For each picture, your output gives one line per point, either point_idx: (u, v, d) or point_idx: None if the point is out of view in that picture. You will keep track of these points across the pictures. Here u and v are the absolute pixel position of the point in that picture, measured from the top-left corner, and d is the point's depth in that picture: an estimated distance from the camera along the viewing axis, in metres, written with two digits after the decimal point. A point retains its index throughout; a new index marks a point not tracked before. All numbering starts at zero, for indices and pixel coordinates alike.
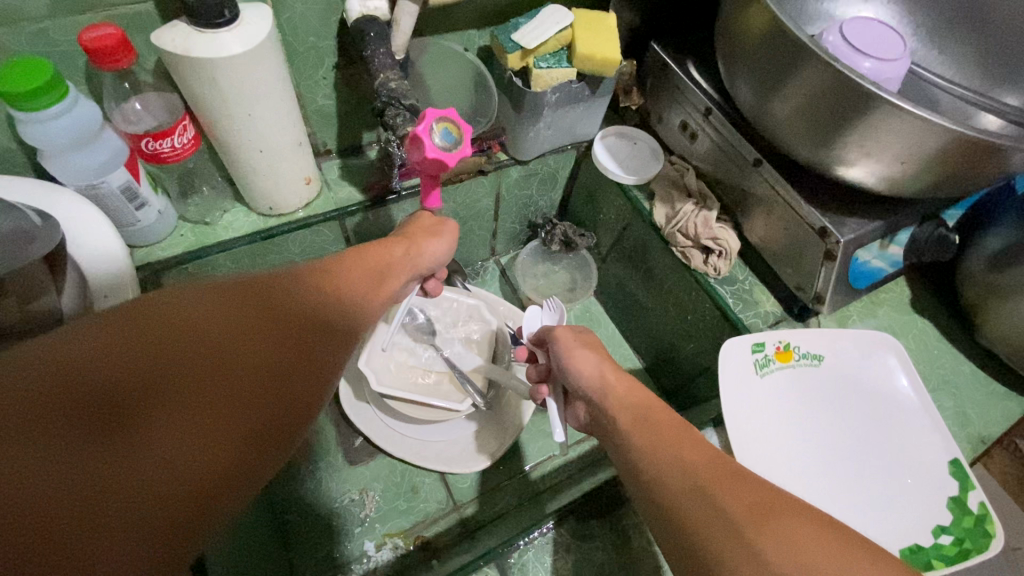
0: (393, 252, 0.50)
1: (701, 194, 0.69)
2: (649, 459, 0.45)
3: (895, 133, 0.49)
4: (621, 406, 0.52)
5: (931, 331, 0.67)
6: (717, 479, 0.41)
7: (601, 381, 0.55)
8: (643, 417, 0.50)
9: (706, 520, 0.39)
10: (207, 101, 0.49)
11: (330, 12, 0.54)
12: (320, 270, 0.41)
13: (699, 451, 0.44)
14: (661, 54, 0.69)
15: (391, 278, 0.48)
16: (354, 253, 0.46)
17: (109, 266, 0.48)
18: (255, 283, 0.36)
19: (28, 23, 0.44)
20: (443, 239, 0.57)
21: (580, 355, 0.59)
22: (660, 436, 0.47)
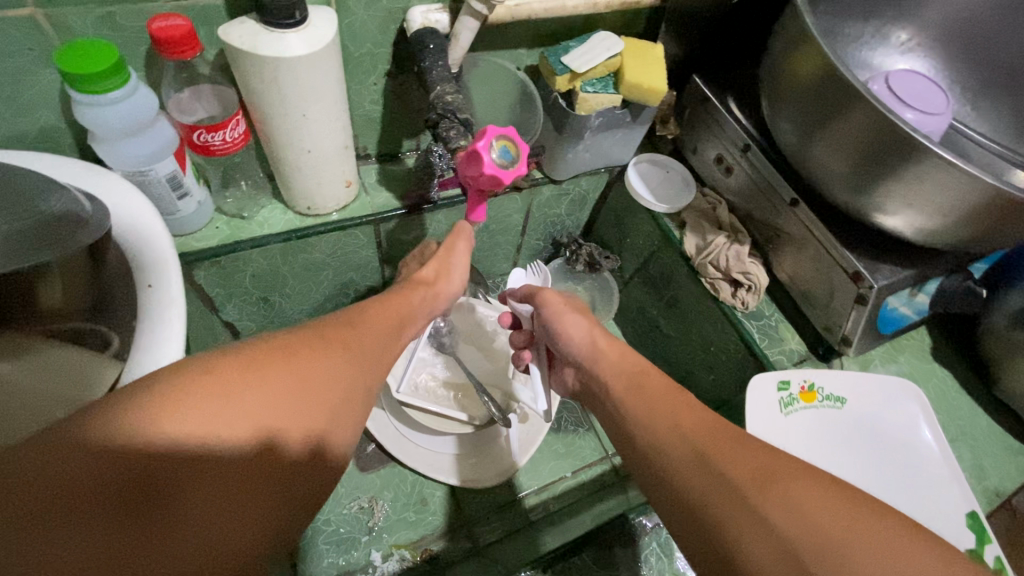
0: (406, 299, 0.51)
1: (733, 228, 0.70)
2: (643, 427, 0.47)
3: (936, 185, 0.50)
4: (613, 371, 0.54)
5: (950, 381, 0.67)
6: (714, 439, 0.42)
7: (591, 349, 0.57)
8: (638, 383, 0.51)
9: (709, 486, 0.39)
10: (265, 99, 0.49)
11: (390, 21, 0.55)
12: (333, 326, 0.41)
13: (695, 417, 0.45)
14: (703, 87, 0.70)
15: (403, 327, 0.48)
16: (369, 305, 0.47)
17: (137, 229, 0.46)
18: (273, 345, 0.36)
19: (97, 7, 0.44)
20: (458, 270, 0.59)
21: (570, 321, 0.60)
22: (656, 401, 0.48)
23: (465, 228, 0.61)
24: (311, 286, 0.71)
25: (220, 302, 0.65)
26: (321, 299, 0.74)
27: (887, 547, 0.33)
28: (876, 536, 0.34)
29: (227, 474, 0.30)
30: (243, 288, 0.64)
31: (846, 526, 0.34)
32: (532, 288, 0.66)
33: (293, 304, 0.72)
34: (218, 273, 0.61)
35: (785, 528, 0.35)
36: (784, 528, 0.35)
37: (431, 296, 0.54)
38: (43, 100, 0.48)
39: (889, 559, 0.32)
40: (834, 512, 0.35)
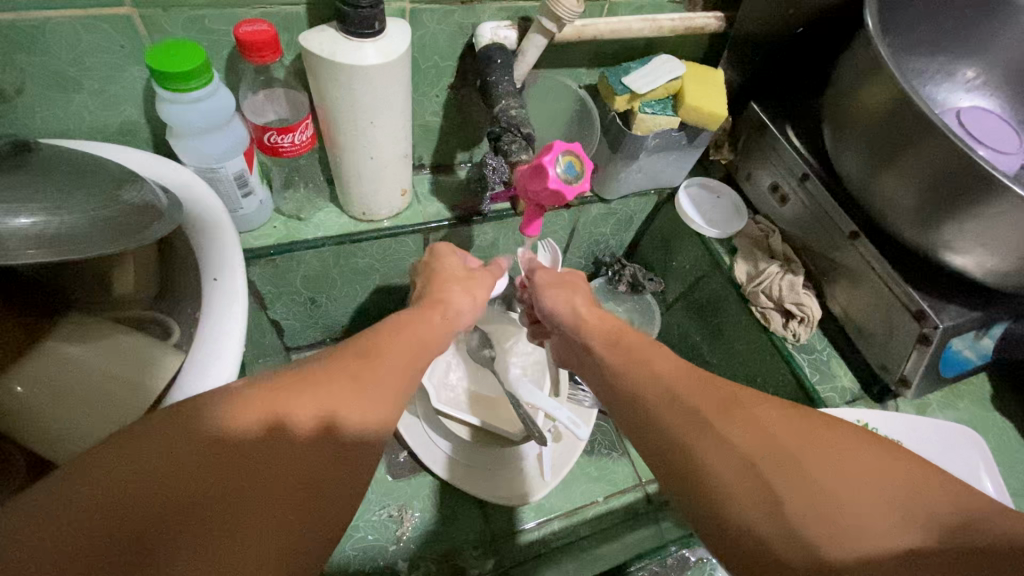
0: (428, 320, 0.49)
1: (786, 257, 0.68)
2: (623, 376, 0.45)
3: (1010, 224, 0.48)
4: (593, 331, 0.51)
5: (1013, 432, 0.64)
6: (708, 393, 0.39)
7: (575, 315, 0.54)
8: (618, 339, 0.49)
9: (679, 420, 0.38)
10: (338, 107, 0.51)
11: (460, 36, 0.56)
12: (351, 354, 0.40)
13: (685, 374, 0.42)
14: (761, 114, 0.70)
15: (427, 347, 0.47)
16: (391, 325, 0.46)
17: (208, 221, 0.47)
18: (283, 373, 0.37)
19: (190, 10, 0.45)
20: (475, 290, 0.57)
21: (551, 292, 0.57)
22: (632, 352, 0.46)
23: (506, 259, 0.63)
24: (357, 290, 0.71)
25: (270, 299, 0.66)
26: (364, 303, 0.75)
27: (854, 470, 0.33)
28: (836, 457, 0.34)
29: (232, 499, 0.30)
30: (293, 288, 0.65)
31: (810, 447, 0.34)
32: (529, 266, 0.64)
33: (338, 307, 0.73)
34: (271, 271, 0.62)
35: (745, 447, 0.35)
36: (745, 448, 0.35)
37: (450, 316, 0.52)
38: (128, 95, 0.49)
39: (853, 474, 0.33)
40: (797, 433, 0.35)
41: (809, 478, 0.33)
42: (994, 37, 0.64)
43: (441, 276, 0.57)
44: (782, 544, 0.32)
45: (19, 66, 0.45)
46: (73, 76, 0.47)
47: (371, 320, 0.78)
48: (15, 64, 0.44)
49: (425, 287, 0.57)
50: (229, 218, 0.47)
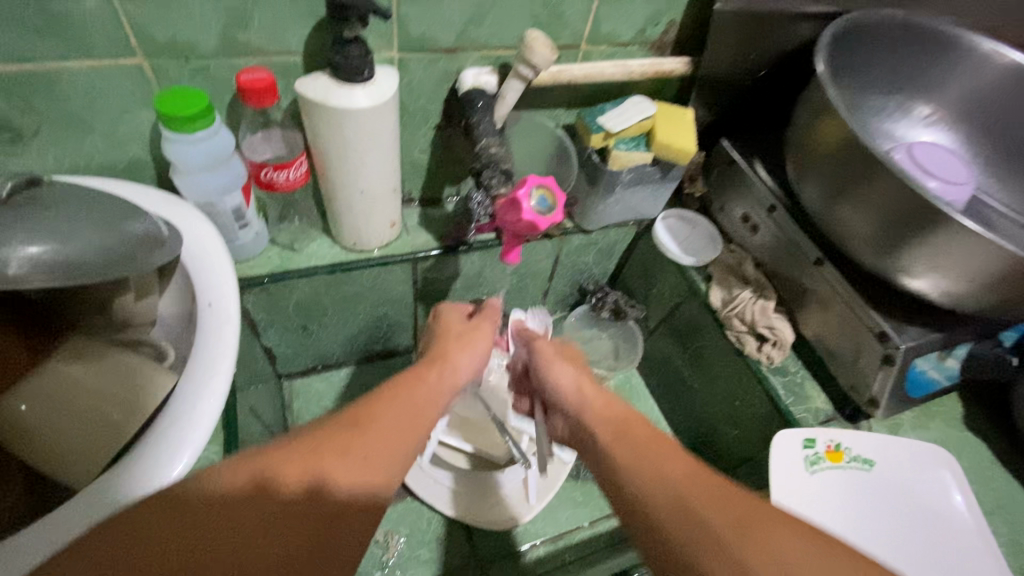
0: (423, 381, 0.51)
1: (758, 283, 0.71)
2: (627, 470, 0.45)
3: (958, 249, 0.53)
4: (599, 420, 0.52)
5: (984, 451, 0.66)
6: (700, 496, 0.41)
7: (580, 397, 0.56)
8: (625, 431, 0.49)
9: (670, 519, 0.40)
10: (330, 145, 0.55)
11: (445, 81, 0.60)
12: (339, 431, 0.42)
13: (684, 467, 0.43)
14: (731, 150, 0.74)
15: (424, 415, 0.48)
16: (385, 397, 0.47)
17: (205, 252, 0.50)
18: (280, 463, 0.38)
19: (195, 60, 0.49)
20: (473, 350, 0.59)
21: (559, 369, 0.60)
22: (642, 446, 0.46)
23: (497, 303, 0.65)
24: (347, 318, 0.74)
25: (262, 327, 0.68)
26: (355, 332, 0.77)
27: None
28: None
29: None
30: (285, 315, 0.68)
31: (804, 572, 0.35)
32: (530, 340, 0.67)
33: (329, 334, 0.75)
34: (264, 299, 0.65)
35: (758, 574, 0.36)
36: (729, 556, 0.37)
37: (449, 374, 0.55)
38: (134, 135, 0.53)
39: None
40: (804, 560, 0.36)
41: None
42: (943, 80, 0.69)
43: (445, 338, 0.60)
44: None
45: (36, 109, 0.48)
46: (86, 118, 0.50)
47: (361, 348, 0.80)
48: (34, 109, 0.48)
49: (432, 346, 0.59)
50: (224, 248, 0.50)
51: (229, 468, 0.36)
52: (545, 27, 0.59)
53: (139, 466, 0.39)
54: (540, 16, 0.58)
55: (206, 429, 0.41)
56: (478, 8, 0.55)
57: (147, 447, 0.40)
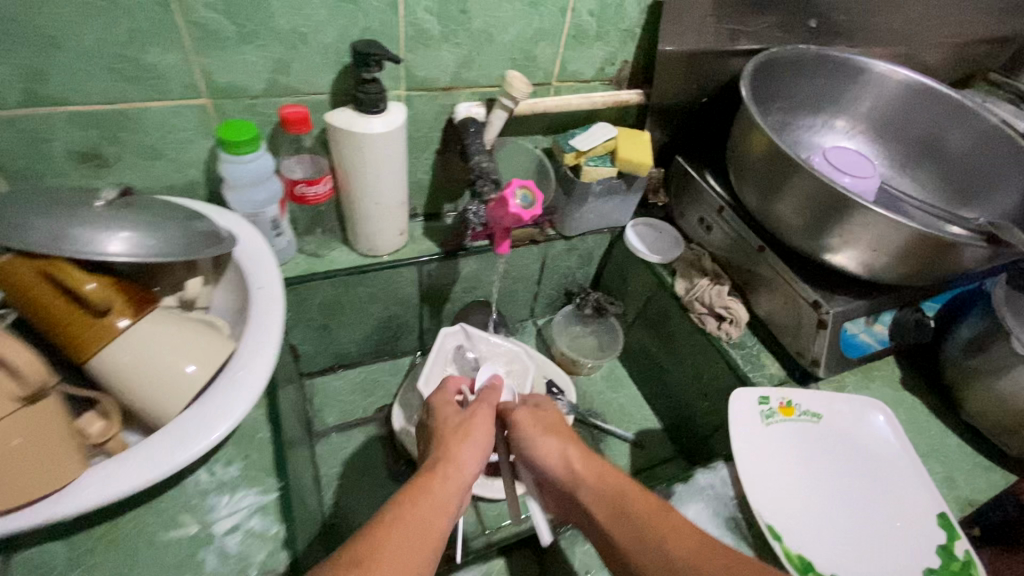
0: (431, 493, 0.51)
1: (715, 273, 0.84)
2: (637, 559, 0.49)
3: (864, 226, 0.65)
4: (595, 497, 0.55)
5: (919, 406, 0.76)
6: (706, 566, 0.47)
7: (570, 469, 0.58)
8: (621, 507, 0.53)
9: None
10: (351, 165, 0.67)
11: (442, 113, 0.74)
12: (360, 558, 0.43)
13: (681, 542, 0.49)
14: (685, 165, 0.88)
15: (433, 533, 0.48)
16: (392, 520, 0.48)
17: (252, 248, 0.61)
18: None
19: (247, 100, 0.63)
20: (471, 444, 0.58)
21: (545, 441, 0.61)
22: (644, 528, 0.51)
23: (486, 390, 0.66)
24: (362, 318, 0.85)
25: (290, 326, 0.79)
26: (369, 331, 0.88)
27: None
28: None
29: None
30: (310, 314, 0.79)
31: None
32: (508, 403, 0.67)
33: (346, 333, 0.86)
34: (294, 298, 0.76)
35: None
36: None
37: (454, 476, 0.54)
38: (193, 161, 0.66)
39: None
40: None
41: None
42: (857, 99, 0.83)
43: (437, 441, 0.59)
44: None
45: (120, 141, 0.61)
46: (156, 147, 0.63)
47: (373, 347, 0.91)
48: (118, 140, 0.61)
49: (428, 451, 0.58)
50: (267, 245, 0.62)
51: None
52: (522, 67, 0.74)
53: (214, 406, 0.49)
54: (517, 59, 0.73)
55: (263, 373, 0.53)
56: (467, 55, 0.69)
57: (221, 393, 0.50)
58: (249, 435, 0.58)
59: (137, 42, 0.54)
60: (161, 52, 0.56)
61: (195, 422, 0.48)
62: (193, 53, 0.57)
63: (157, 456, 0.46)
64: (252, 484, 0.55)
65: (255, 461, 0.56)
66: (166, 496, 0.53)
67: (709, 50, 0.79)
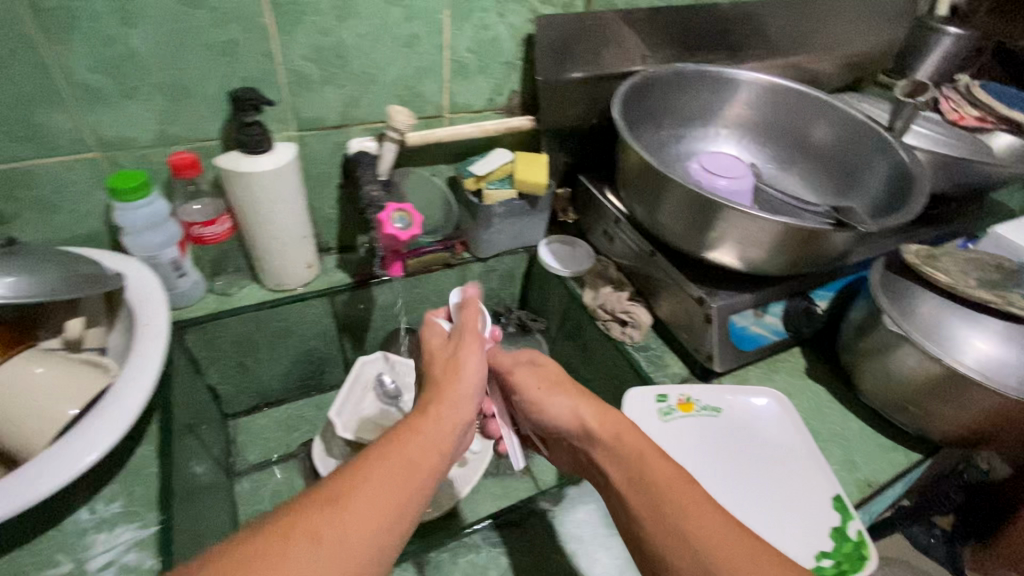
0: (422, 428, 0.52)
1: (620, 282, 0.87)
2: (652, 520, 0.50)
3: (730, 223, 0.68)
4: (611, 457, 0.56)
5: (822, 393, 0.78)
6: (719, 543, 0.46)
7: (583, 427, 0.59)
8: (641, 473, 0.53)
9: (685, 564, 0.47)
10: (243, 204, 0.71)
11: (338, 150, 0.78)
12: (344, 488, 0.44)
13: (701, 519, 0.48)
14: (586, 183, 0.92)
15: (419, 463, 0.49)
16: (389, 451, 0.49)
17: (143, 288, 0.64)
18: (305, 523, 0.41)
19: (138, 151, 0.66)
20: (467, 375, 0.60)
21: (553, 401, 0.62)
22: (668, 494, 0.50)
23: (473, 330, 0.64)
24: (279, 353, 0.87)
25: (204, 366, 0.80)
26: (289, 365, 0.89)
27: None
28: None
29: None
30: (223, 351, 0.81)
31: None
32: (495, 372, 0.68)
33: (266, 368, 0.88)
34: (204, 338, 0.77)
35: None
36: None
37: (450, 411, 0.56)
38: (93, 211, 0.69)
39: None
40: None
41: None
42: (733, 109, 0.88)
43: (435, 371, 0.60)
44: None
45: (16, 198, 0.64)
46: (54, 201, 0.66)
47: (298, 382, 0.93)
48: (14, 198, 0.64)
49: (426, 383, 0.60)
50: (160, 284, 0.64)
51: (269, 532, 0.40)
52: (410, 103, 0.79)
53: (82, 438, 0.51)
54: (404, 95, 0.77)
55: (131, 413, 0.53)
56: (353, 95, 0.74)
57: (81, 433, 0.51)
58: (136, 471, 0.59)
59: (23, 105, 0.58)
60: (46, 112, 0.59)
61: (61, 454, 0.49)
62: (80, 111, 0.61)
63: (16, 491, 0.47)
64: (132, 519, 0.55)
65: (139, 496, 0.57)
66: (41, 538, 0.53)
67: (602, 74, 0.84)
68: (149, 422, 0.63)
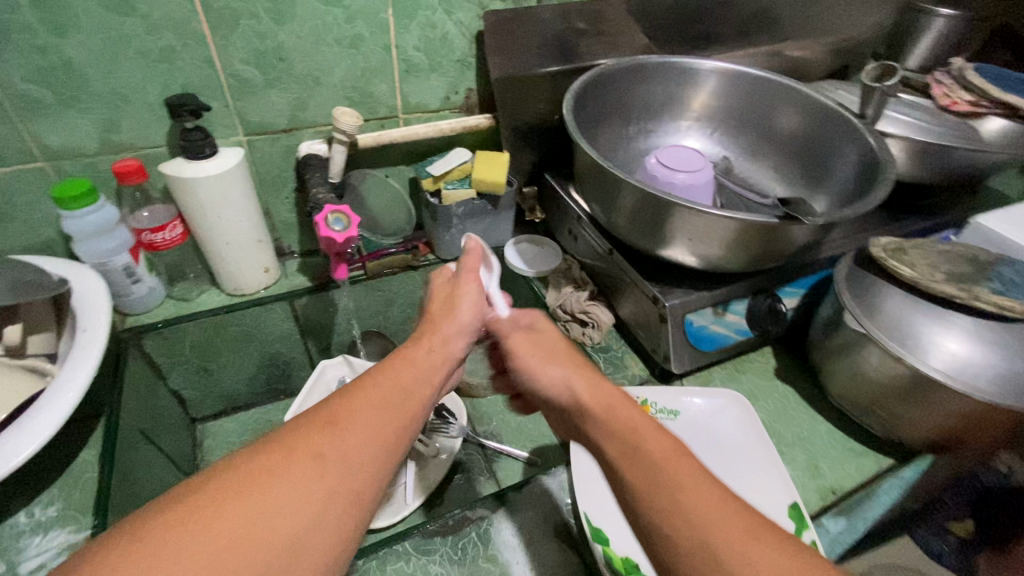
0: (416, 359, 0.50)
1: (583, 281, 0.84)
2: (645, 498, 0.40)
3: (681, 220, 0.66)
4: (603, 429, 0.47)
5: (790, 395, 0.74)
6: (721, 522, 0.37)
7: (572, 396, 0.53)
8: (634, 444, 0.44)
9: (682, 548, 0.37)
10: (191, 210, 0.71)
11: (290, 154, 0.78)
12: (339, 409, 0.43)
13: (698, 492, 0.39)
14: (552, 181, 0.89)
15: (415, 390, 0.48)
16: (386, 377, 0.47)
17: (87, 295, 0.65)
18: (301, 441, 0.40)
19: (84, 159, 0.67)
20: (464, 310, 0.57)
21: (547, 370, 0.56)
22: (660, 466, 0.41)
23: (472, 275, 0.60)
24: (242, 357, 0.87)
25: (165, 370, 0.81)
26: (253, 369, 0.90)
27: None
28: None
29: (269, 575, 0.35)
30: (184, 356, 0.81)
31: None
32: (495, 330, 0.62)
33: (230, 372, 0.88)
34: (161, 343, 0.78)
35: None
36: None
37: (443, 345, 0.53)
38: (45, 219, 0.70)
39: None
40: None
41: None
42: (699, 101, 0.86)
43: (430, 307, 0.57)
44: None
45: None
46: (6, 210, 0.68)
47: (265, 386, 0.94)
48: None
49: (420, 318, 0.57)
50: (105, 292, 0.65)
51: (265, 450, 0.39)
52: (361, 104, 0.78)
53: (6, 443, 0.51)
54: (353, 97, 0.77)
55: (57, 419, 0.54)
56: (299, 98, 0.74)
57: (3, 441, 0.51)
58: (76, 475, 0.59)
59: None
60: None
61: None
62: (21, 122, 0.62)
63: None
64: (67, 523, 0.56)
65: (75, 500, 0.57)
66: None
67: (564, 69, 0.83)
68: (94, 427, 0.64)
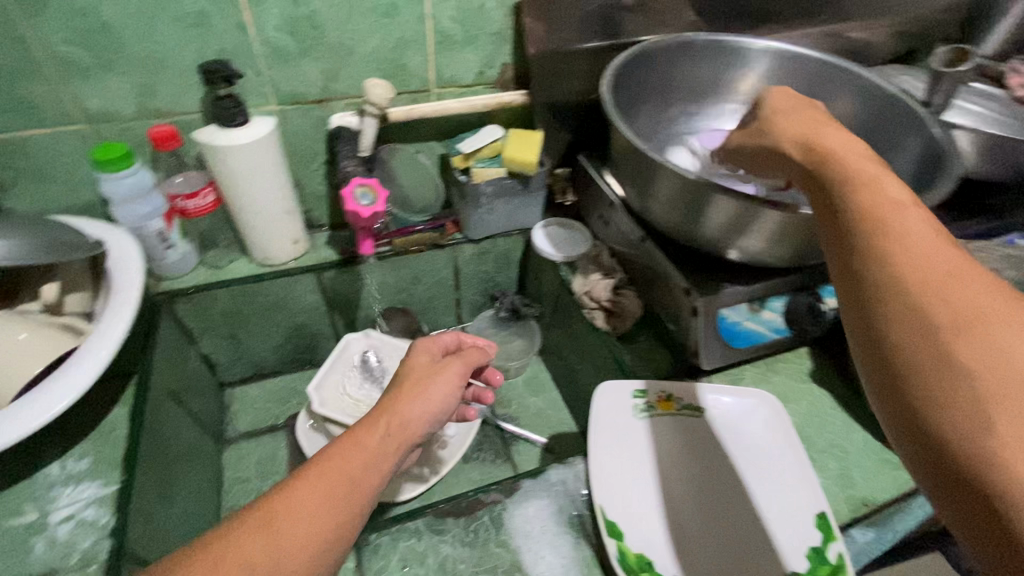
0: (370, 445, 0.46)
1: (612, 269, 0.81)
2: (857, 229, 0.36)
3: (721, 209, 0.62)
4: (830, 179, 0.41)
5: (826, 399, 0.70)
6: (934, 255, 0.33)
7: (805, 150, 0.45)
8: (853, 182, 0.39)
9: (878, 269, 0.34)
10: (222, 179, 0.71)
11: (321, 125, 0.78)
12: (276, 511, 0.40)
13: (919, 232, 0.34)
14: (586, 163, 0.86)
15: (361, 482, 0.44)
16: (331, 466, 0.44)
17: (123, 257, 0.66)
18: (230, 550, 0.38)
19: (122, 123, 0.68)
20: (433, 389, 0.52)
21: (787, 129, 0.48)
22: (877, 202, 0.37)
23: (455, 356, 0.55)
24: (269, 326, 0.88)
25: (196, 335, 0.83)
26: (280, 338, 0.91)
27: None
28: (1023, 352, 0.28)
29: None
30: (214, 321, 0.83)
31: (997, 343, 0.29)
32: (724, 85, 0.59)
33: (258, 340, 0.90)
34: (192, 308, 0.80)
35: (952, 341, 0.29)
36: (932, 311, 0.31)
37: (403, 428, 0.49)
38: (85, 181, 0.72)
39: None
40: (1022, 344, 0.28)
41: (995, 362, 0.28)
42: (743, 83, 0.81)
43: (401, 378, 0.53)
44: (913, 399, 0.30)
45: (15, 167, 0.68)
46: (49, 170, 0.69)
47: (291, 355, 0.95)
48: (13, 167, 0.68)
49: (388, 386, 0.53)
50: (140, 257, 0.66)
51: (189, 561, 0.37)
52: (393, 76, 0.77)
53: (38, 399, 0.53)
54: (385, 68, 0.75)
55: (87, 377, 0.55)
56: (332, 68, 0.73)
57: (38, 394, 0.53)
58: (107, 432, 0.61)
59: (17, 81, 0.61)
60: (33, 85, 0.62)
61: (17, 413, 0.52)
62: (63, 83, 0.63)
63: None
64: (96, 476, 0.58)
65: (104, 455, 0.59)
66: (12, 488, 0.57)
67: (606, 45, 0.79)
68: (125, 386, 0.66)
